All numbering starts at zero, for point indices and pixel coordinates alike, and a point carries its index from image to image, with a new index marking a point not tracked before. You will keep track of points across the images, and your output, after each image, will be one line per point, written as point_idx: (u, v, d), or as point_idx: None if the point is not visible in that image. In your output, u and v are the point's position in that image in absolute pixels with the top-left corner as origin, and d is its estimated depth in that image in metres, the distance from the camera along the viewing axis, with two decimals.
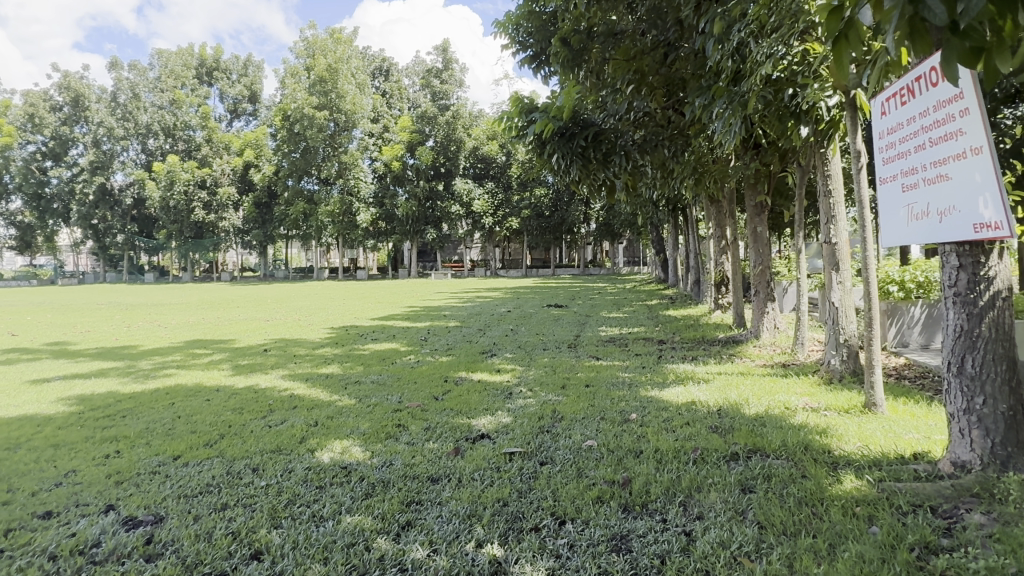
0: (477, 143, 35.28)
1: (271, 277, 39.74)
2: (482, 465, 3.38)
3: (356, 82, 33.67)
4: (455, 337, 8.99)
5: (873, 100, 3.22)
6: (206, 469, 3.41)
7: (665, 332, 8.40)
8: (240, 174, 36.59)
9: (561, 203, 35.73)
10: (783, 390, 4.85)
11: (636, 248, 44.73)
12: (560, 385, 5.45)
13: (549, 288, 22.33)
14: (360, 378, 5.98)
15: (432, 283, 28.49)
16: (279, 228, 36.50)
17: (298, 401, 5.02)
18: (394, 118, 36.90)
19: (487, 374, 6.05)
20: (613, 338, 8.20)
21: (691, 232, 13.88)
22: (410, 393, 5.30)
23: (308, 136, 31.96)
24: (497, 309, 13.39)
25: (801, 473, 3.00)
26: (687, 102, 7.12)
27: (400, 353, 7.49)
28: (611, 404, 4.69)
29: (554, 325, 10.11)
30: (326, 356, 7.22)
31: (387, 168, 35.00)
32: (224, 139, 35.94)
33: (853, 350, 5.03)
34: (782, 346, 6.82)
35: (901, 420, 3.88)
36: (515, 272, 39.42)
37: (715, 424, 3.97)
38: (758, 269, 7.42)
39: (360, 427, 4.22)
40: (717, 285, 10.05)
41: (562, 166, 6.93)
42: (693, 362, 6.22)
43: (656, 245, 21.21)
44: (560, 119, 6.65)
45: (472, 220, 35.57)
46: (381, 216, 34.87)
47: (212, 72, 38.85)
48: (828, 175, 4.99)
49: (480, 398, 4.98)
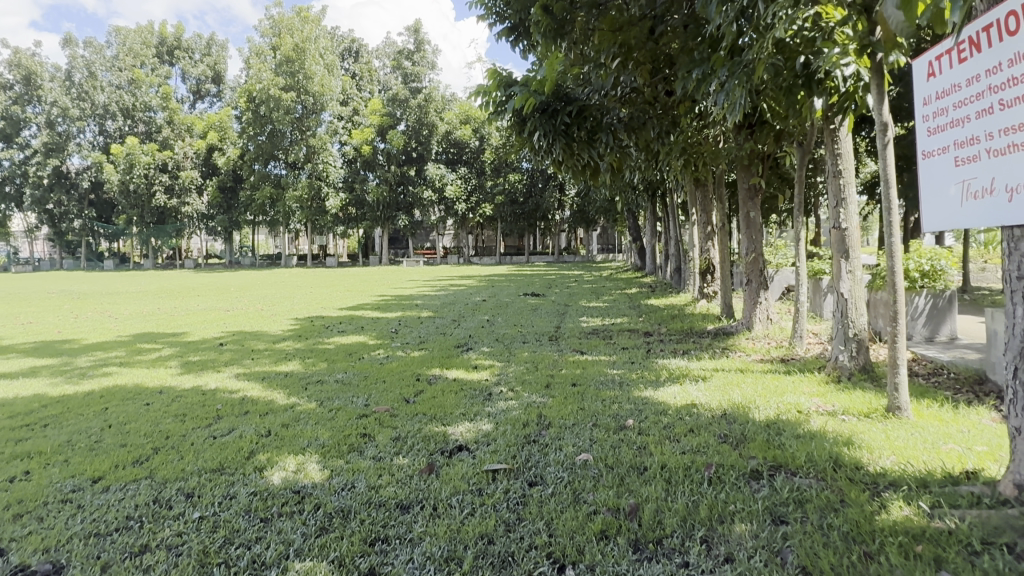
0: (450, 127, 34.55)
1: (237, 264, 38.59)
2: (460, 488, 2.88)
3: (324, 63, 32.62)
4: (428, 329, 8.44)
5: (920, 59, 2.76)
6: (129, 496, 2.84)
7: (650, 324, 7.97)
8: (203, 158, 35.33)
9: (535, 189, 35.18)
10: (790, 389, 4.40)
11: (610, 235, 44.43)
12: (544, 385, 4.96)
13: (524, 276, 21.81)
14: (323, 376, 5.43)
15: (405, 271, 27.82)
16: (245, 214, 35.43)
17: (251, 406, 4.45)
18: (364, 101, 35.91)
19: (464, 371, 5.55)
20: (596, 330, 7.74)
21: (672, 219, 13.47)
22: (378, 394, 4.76)
23: (275, 118, 30.94)
24: (472, 298, 12.87)
25: (838, 498, 2.55)
26: (676, 78, 6.64)
27: (368, 347, 6.95)
28: (603, 407, 4.20)
29: (532, 315, 9.62)
30: (287, 351, 6.64)
31: (357, 153, 34.07)
32: (186, 121, 34.70)
33: (863, 345, 4.61)
34: (777, 339, 6.41)
35: (930, 427, 3.45)
36: (488, 259, 38.85)
37: (724, 432, 3.51)
38: (751, 256, 6.96)
39: (320, 437, 3.69)
40: (703, 274, 9.63)
41: (543, 145, 6.41)
42: (685, 358, 5.76)
43: (633, 232, 20.84)
44: (542, 93, 6.14)
45: (445, 206, 34.88)
46: (351, 202, 34.00)
47: (174, 51, 37.35)
48: (837, 154, 4.57)
49: (456, 402, 4.46)
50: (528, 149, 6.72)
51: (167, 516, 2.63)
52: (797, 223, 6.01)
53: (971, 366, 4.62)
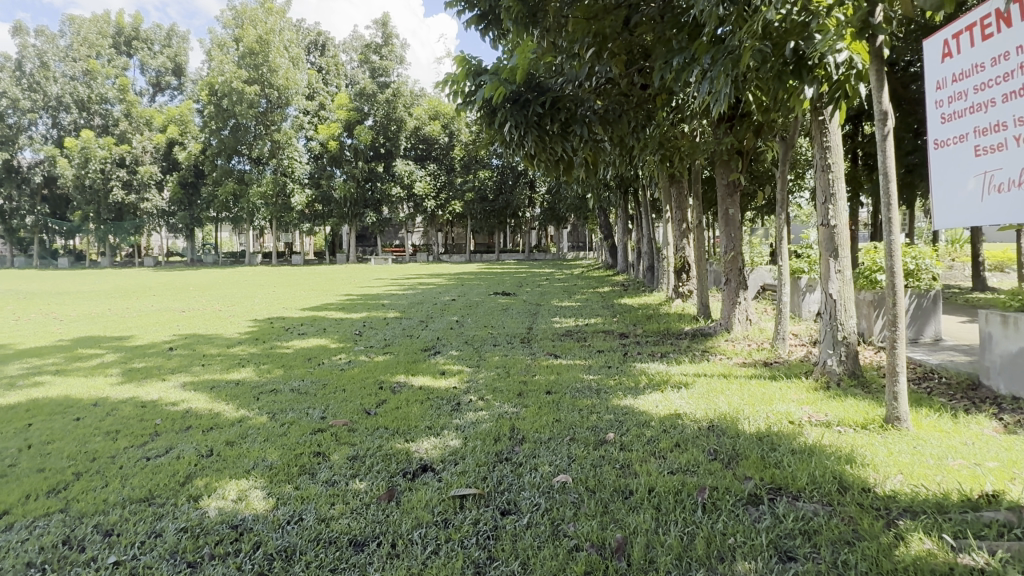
0: (419, 123, 34.04)
1: (199, 262, 37.54)
2: (424, 519, 2.54)
3: (290, 56, 31.82)
4: (394, 331, 8.05)
5: (934, 39, 2.53)
6: (35, 536, 2.44)
7: (625, 325, 7.69)
8: (163, 153, 34.24)
9: (505, 186, 34.84)
10: (778, 397, 4.15)
11: (581, 233, 44.28)
12: (517, 393, 4.64)
13: (494, 274, 21.41)
14: (278, 385, 5.03)
15: (374, 269, 27.24)
16: (207, 211, 34.44)
17: (194, 420, 4.04)
18: (331, 95, 35.15)
19: (431, 378, 5.19)
20: (570, 331, 7.43)
21: (644, 216, 13.27)
22: (336, 405, 4.39)
23: (238, 112, 30.09)
24: (440, 297, 12.49)
25: (850, 528, 2.26)
26: (653, 68, 6.36)
27: (329, 351, 6.54)
28: (582, 418, 3.89)
29: (503, 316, 9.29)
30: (241, 357, 6.20)
31: (323, 148, 33.35)
32: (144, 114, 33.53)
33: (852, 349, 4.38)
34: (757, 341, 6.19)
35: (932, 440, 3.21)
36: (458, 257, 38.38)
37: (714, 447, 3.22)
38: (730, 254, 6.72)
39: (267, 457, 3.31)
40: (677, 272, 9.41)
41: (514, 138, 6.08)
42: (663, 362, 5.49)
43: (604, 230, 20.64)
44: (514, 82, 5.80)
45: (414, 204, 34.33)
46: (317, 198, 33.28)
47: (132, 42, 36.13)
48: (826, 147, 4.32)
49: (421, 413, 4.11)
50: (499, 143, 6.40)
51: (76, 563, 2.24)
52: (778, 222, 5.78)
53: (963, 371, 4.43)
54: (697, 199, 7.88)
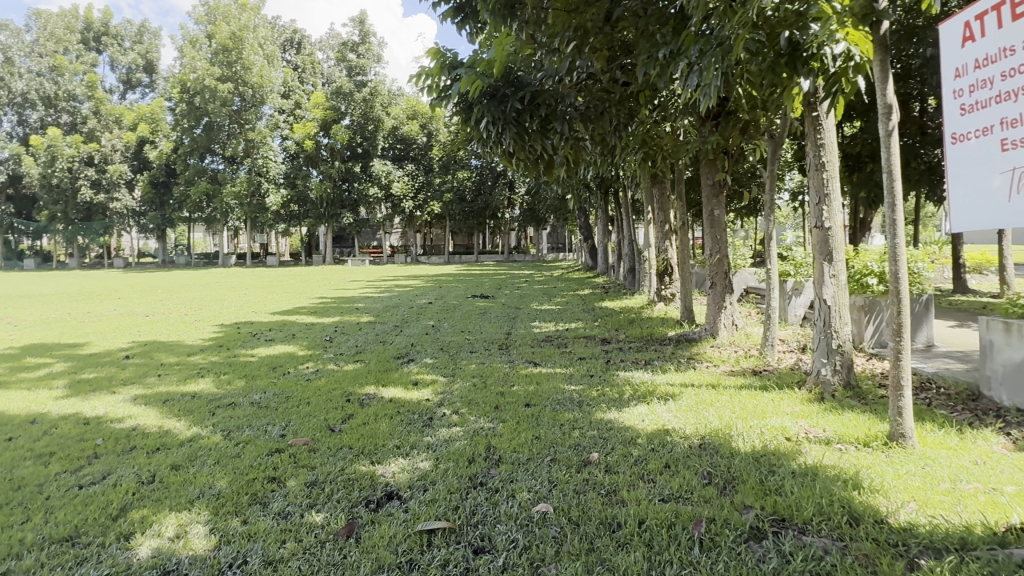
0: (397, 122, 33.59)
1: (171, 263, 36.74)
2: (386, 560, 2.24)
3: (264, 53, 31.16)
4: (367, 337, 7.71)
5: (953, 22, 2.30)
6: None
7: (607, 330, 7.43)
8: (133, 151, 33.42)
9: (484, 187, 34.51)
10: (772, 410, 3.91)
11: (560, 234, 44.07)
12: (494, 406, 4.35)
13: (474, 276, 21.14)
14: (238, 398, 4.68)
15: (350, 270, 26.78)
16: (179, 211, 33.69)
17: (140, 439, 3.69)
18: (307, 94, 34.54)
19: (403, 390, 4.87)
20: (550, 337, 7.15)
21: (625, 217, 13.04)
22: (298, 421, 4.06)
23: (210, 110, 29.47)
24: (417, 300, 12.15)
25: (867, 570, 2.00)
26: (636, 63, 6.11)
27: (296, 360, 6.18)
28: (563, 435, 3.61)
29: (481, 320, 9.00)
30: (201, 367, 5.83)
31: (299, 148, 32.76)
32: (113, 111, 32.66)
33: (847, 358, 4.16)
34: (744, 347, 5.96)
35: (941, 459, 2.97)
36: (437, 259, 37.95)
37: (707, 469, 2.96)
38: (715, 257, 6.50)
39: (216, 484, 2.98)
40: (660, 275, 9.19)
41: (491, 135, 5.79)
42: (647, 371, 5.23)
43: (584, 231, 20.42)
44: (490, 77, 5.51)
45: (392, 204, 33.85)
46: (292, 198, 32.71)
47: (101, 37, 35.23)
48: (820, 145, 4.10)
49: (389, 431, 3.80)
50: (477, 140, 6.10)
51: None
52: (767, 222, 5.56)
53: (962, 380, 4.22)
54: (681, 200, 7.66)
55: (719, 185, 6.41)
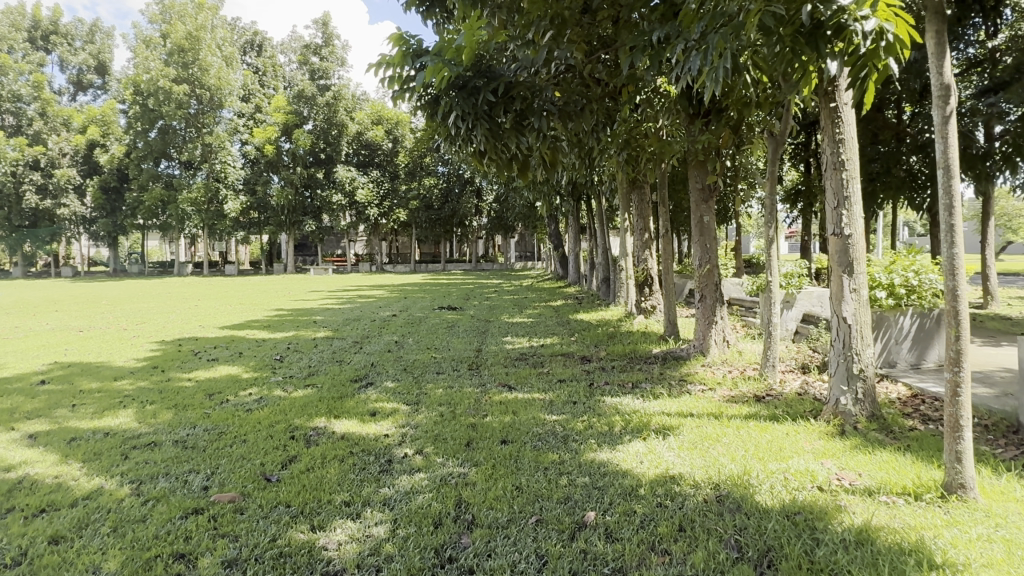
0: (361, 128, 32.78)
1: (124, 272, 35.19)
2: None
3: (222, 55, 30.00)
4: (323, 355, 7.01)
5: None
6: None
7: (585, 346, 6.84)
8: (83, 156, 31.90)
9: (451, 195, 33.82)
10: (791, 448, 3.34)
11: (528, 242, 43.66)
12: (465, 443, 3.71)
13: (438, 286, 20.47)
14: (159, 435, 3.93)
15: (312, 279, 25.83)
16: (132, 218, 32.26)
17: (24, 495, 2.97)
18: (268, 97, 33.44)
19: (357, 424, 4.18)
20: (524, 355, 6.52)
21: (598, 225, 12.52)
22: (228, 465, 3.37)
23: (165, 112, 28.38)
24: (380, 312, 11.43)
25: None
26: (619, 54, 5.56)
27: (237, 385, 5.43)
28: (550, 485, 2.98)
29: (449, 335, 8.35)
30: (123, 396, 5.04)
31: (259, 153, 31.66)
32: (61, 113, 31.09)
33: (869, 386, 3.64)
34: (739, 367, 5.42)
35: (1014, 517, 2.42)
36: (403, 267, 37.16)
37: (734, 537, 2.37)
38: (704, 268, 5.95)
39: (106, 567, 2.29)
40: (639, 286, 8.67)
41: (461, 132, 5.17)
42: (637, 397, 4.63)
43: (552, 240, 19.93)
44: (459, 65, 4.90)
45: (356, 211, 32.95)
46: (252, 205, 31.63)
47: (50, 36, 33.67)
48: (839, 140, 3.58)
49: (338, 480, 3.13)
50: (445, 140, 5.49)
51: None
52: (766, 230, 5.01)
53: (997, 411, 3.71)
54: (664, 205, 7.13)
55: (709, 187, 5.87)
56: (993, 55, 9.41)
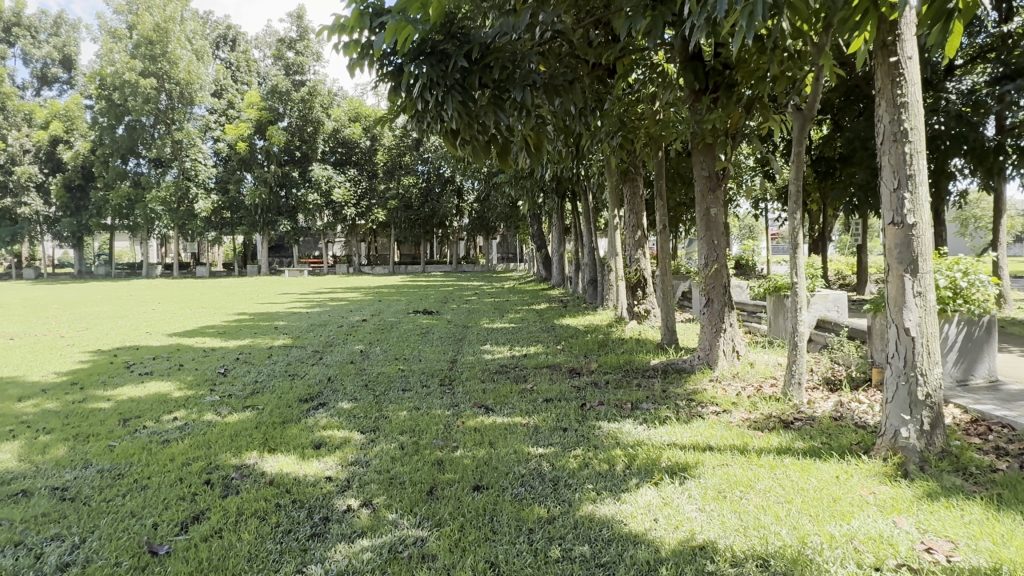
0: (338, 125, 31.73)
1: (90, 274, 33.91)
2: None
3: (192, 48, 28.86)
4: (276, 367, 6.15)
5: None
6: None
7: (573, 357, 6.06)
8: (46, 152, 30.60)
9: (431, 195, 32.99)
10: (853, 501, 2.56)
11: (510, 243, 42.83)
12: (426, 491, 2.89)
13: (418, 288, 19.57)
14: (34, 480, 3.07)
15: (287, 282, 24.87)
16: (98, 217, 31.05)
17: None
18: (242, 93, 32.27)
19: (294, 462, 3.34)
20: (504, 367, 5.71)
21: (584, 223, 11.75)
22: (106, 530, 2.52)
23: (132, 107, 27.26)
24: (349, 317, 10.59)
25: None
26: (613, 20, 4.77)
27: (164, 406, 4.56)
28: (537, 563, 2.18)
29: (422, 342, 7.54)
30: (18, 422, 4.15)
31: (232, 150, 30.57)
32: (23, 108, 29.79)
33: (938, 414, 2.88)
34: (755, 383, 4.67)
35: None
36: (381, 269, 36.23)
37: None
38: (712, 267, 5.17)
39: None
40: (631, 289, 7.90)
41: (430, 106, 4.36)
42: (638, 423, 3.85)
43: (536, 240, 19.18)
44: (427, 24, 4.08)
45: (333, 211, 31.97)
46: (224, 204, 30.57)
47: (12, 28, 32.32)
48: (901, 103, 2.81)
49: (250, 553, 2.30)
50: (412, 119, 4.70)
51: None
52: (790, 229, 4.02)
53: None
54: (660, 199, 6.37)
55: (715, 176, 5.09)
56: (1005, 39, 8.72)
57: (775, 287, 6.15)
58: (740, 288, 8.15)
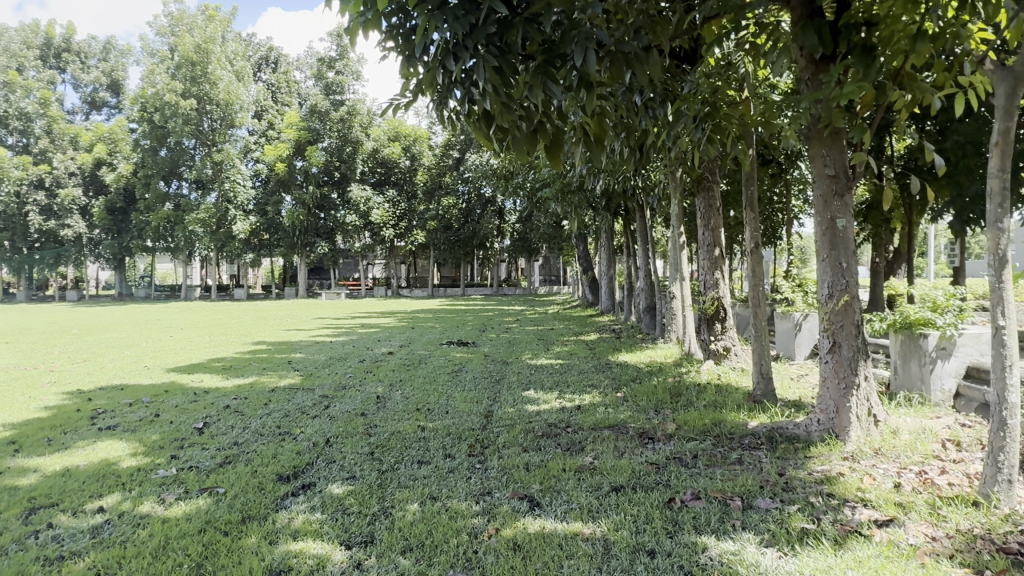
0: (378, 145, 30.95)
1: (131, 296, 33.91)
2: None
3: (233, 69, 28.71)
4: (268, 419, 4.95)
5: None
6: None
7: (639, 414, 4.70)
8: (90, 174, 30.67)
9: (472, 216, 31.96)
10: None
11: (552, 264, 41.63)
12: None
13: (455, 313, 18.43)
14: None
15: (321, 305, 24.09)
16: (139, 239, 31.00)
17: None
18: (282, 114, 31.96)
19: None
20: (553, 429, 4.38)
21: (639, 244, 10.38)
22: None
23: (173, 129, 27.04)
24: (376, 348, 9.43)
25: None
26: None
27: (97, 485, 3.41)
28: None
29: (452, 385, 6.29)
30: None
31: (271, 171, 30.11)
32: (68, 131, 30.05)
33: None
34: (920, 468, 3.24)
35: None
36: (420, 292, 35.32)
37: None
38: (842, 301, 3.73)
39: None
40: (707, 322, 6.43)
41: (456, 74, 3.12)
42: (765, 545, 2.50)
43: (582, 262, 17.86)
44: None
45: (371, 232, 31.28)
46: (262, 226, 30.17)
47: (62, 54, 32.69)
48: None
49: None
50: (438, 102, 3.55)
51: None
52: (990, 245, 2.66)
53: None
54: (751, 210, 5.00)
55: (844, 174, 3.69)
56: None
57: (909, 323, 4.71)
58: None
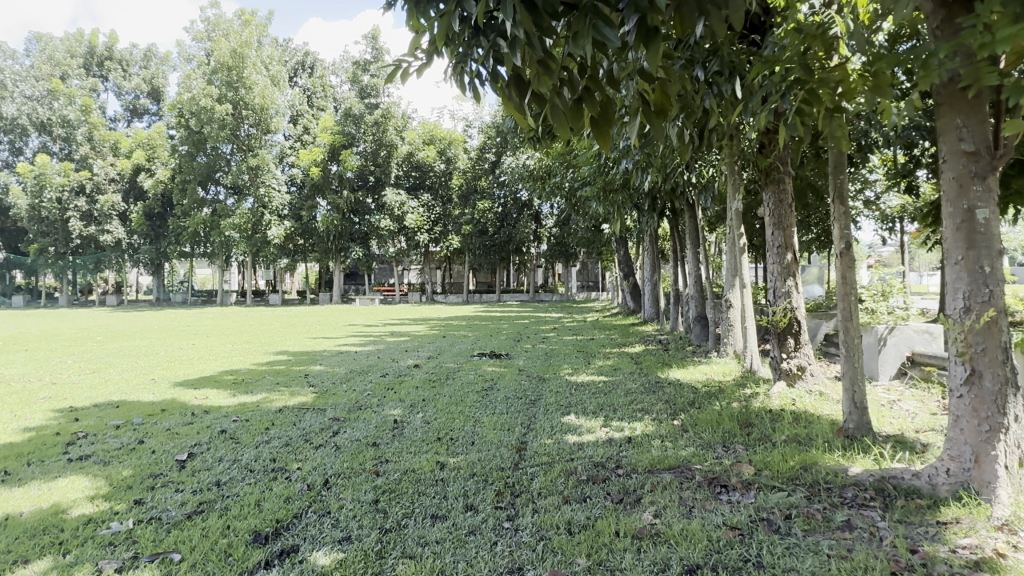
0: (412, 148, 30.55)
1: (168, 302, 34.07)
2: None
3: (268, 74, 28.65)
4: (265, 449, 4.25)
5: None
6: None
7: (705, 451, 3.87)
8: (128, 181, 30.87)
9: (508, 220, 31.25)
10: None
11: (590, 270, 40.72)
12: None
13: (490, 320, 17.70)
14: None
15: (355, 311, 23.65)
16: (176, 245, 31.13)
17: None
18: (318, 119, 31.80)
19: None
20: (600, 470, 3.57)
21: (689, 247, 9.50)
22: None
23: (209, 134, 26.97)
24: (402, 360, 8.74)
25: None
26: None
27: (30, 543, 2.72)
28: None
29: (480, 405, 5.53)
30: None
31: (306, 176, 29.87)
32: (108, 137, 30.32)
33: None
34: None
35: None
36: (455, 297, 34.77)
37: None
38: (984, 317, 2.82)
39: None
40: (777, 336, 5.53)
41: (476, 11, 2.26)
42: None
43: (622, 266, 17.01)
44: None
45: (406, 237, 30.82)
46: (297, 231, 29.95)
47: (105, 62, 33.03)
48: None
49: None
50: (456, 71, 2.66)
51: None
52: None
53: None
54: (840, 204, 4.07)
55: (986, 151, 2.80)
56: None
57: None
58: (930, 337, 5.80)
